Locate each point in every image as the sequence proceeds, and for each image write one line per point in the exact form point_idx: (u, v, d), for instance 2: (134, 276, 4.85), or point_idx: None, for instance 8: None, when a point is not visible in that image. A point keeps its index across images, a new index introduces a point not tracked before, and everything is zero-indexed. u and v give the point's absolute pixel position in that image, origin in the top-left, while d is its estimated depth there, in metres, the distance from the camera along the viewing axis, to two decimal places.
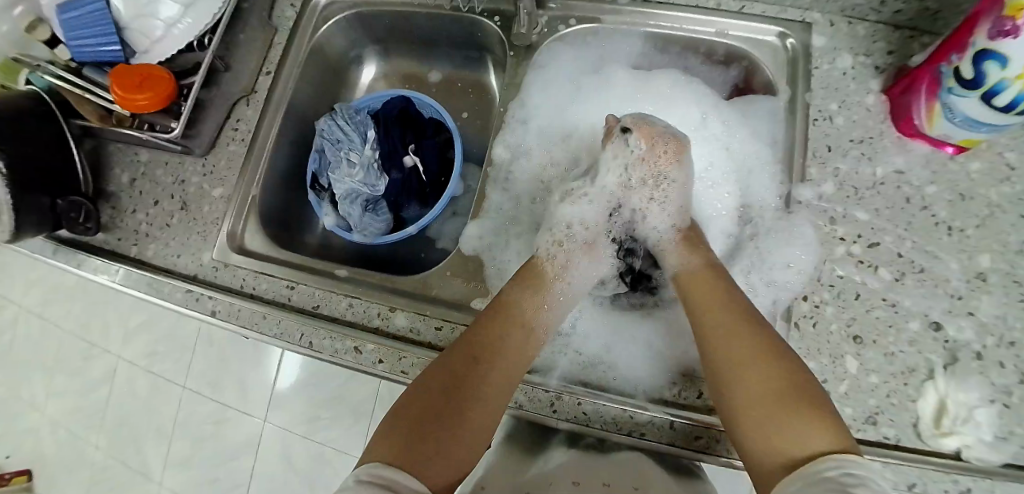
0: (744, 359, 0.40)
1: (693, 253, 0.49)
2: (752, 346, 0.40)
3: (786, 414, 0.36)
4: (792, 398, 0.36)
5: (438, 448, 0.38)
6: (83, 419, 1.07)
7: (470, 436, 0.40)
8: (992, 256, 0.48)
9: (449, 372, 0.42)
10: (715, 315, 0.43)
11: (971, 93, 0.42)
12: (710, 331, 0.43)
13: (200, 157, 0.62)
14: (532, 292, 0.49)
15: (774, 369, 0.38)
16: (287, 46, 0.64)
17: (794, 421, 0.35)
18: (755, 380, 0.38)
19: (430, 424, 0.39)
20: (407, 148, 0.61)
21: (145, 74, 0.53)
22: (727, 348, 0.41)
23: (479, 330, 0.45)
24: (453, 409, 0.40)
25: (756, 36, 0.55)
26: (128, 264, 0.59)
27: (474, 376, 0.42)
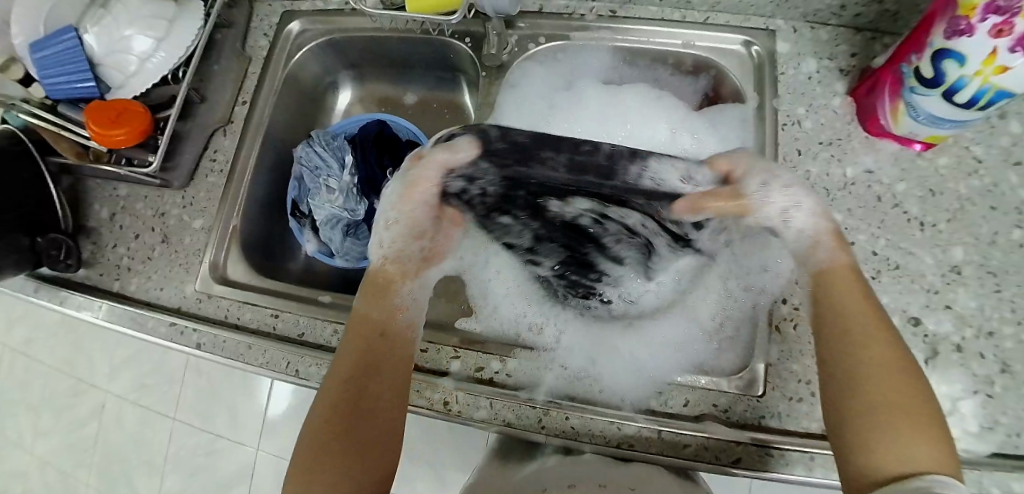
0: (882, 379, 0.37)
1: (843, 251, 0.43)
2: (893, 356, 0.38)
3: (905, 434, 0.34)
4: (923, 420, 0.35)
5: (349, 479, 0.40)
6: (73, 457, 1.05)
7: (372, 454, 0.42)
8: (965, 248, 0.49)
9: (335, 400, 0.43)
10: (861, 315, 0.39)
11: (932, 91, 0.43)
12: (845, 326, 0.40)
13: (180, 188, 0.62)
14: (378, 302, 0.48)
15: (919, 388, 0.37)
16: (262, 75, 0.64)
17: (913, 446, 0.34)
18: (881, 398, 0.36)
19: (331, 452, 0.40)
20: (385, 171, 0.62)
21: (121, 108, 0.53)
22: (881, 353, 0.38)
23: (349, 353, 0.45)
24: (350, 440, 0.41)
25: (722, 45, 0.57)
26: (110, 300, 0.59)
27: (364, 397, 0.43)
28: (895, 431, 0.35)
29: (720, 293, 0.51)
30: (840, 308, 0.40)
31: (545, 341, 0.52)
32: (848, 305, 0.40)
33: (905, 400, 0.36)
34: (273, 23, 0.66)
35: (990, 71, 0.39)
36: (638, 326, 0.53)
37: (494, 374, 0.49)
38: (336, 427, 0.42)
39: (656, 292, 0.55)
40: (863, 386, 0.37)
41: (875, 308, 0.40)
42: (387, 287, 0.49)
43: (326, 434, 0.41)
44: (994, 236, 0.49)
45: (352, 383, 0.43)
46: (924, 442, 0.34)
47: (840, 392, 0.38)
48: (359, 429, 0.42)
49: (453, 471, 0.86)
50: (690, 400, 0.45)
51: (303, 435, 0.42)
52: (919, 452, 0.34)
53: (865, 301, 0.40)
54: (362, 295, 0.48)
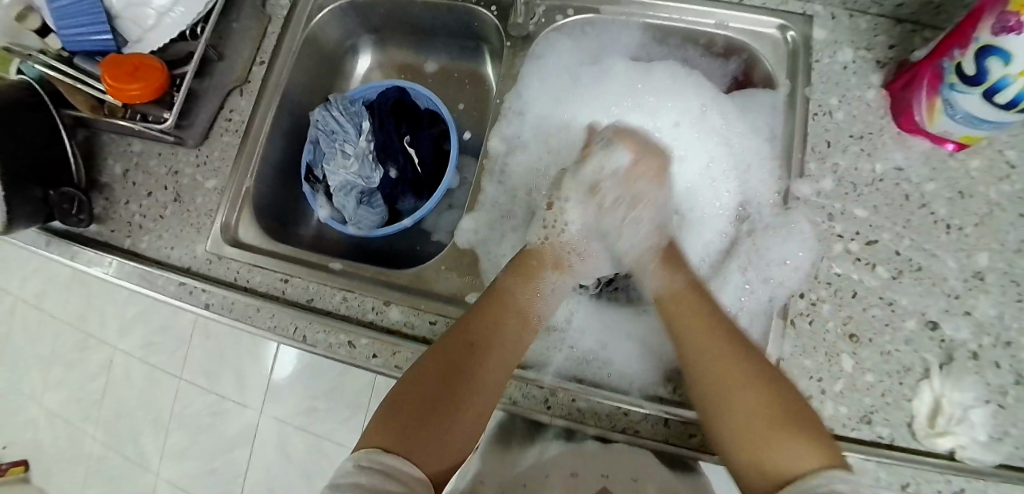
0: (743, 386, 0.39)
1: (676, 272, 0.48)
2: (753, 365, 0.40)
3: (783, 435, 0.36)
4: (786, 425, 0.36)
5: (433, 437, 0.39)
6: (80, 409, 1.07)
7: (459, 426, 0.41)
8: (990, 254, 0.48)
9: (444, 362, 0.43)
10: (713, 331, 0.43)
11: (973, 90, 0.41)
12: (693, 338, 0.44)
13: (194, 148, 0.61)
14: (523, 282, 0.50)
15: (764, 395, 0.38)
16: (281, 35, 0.63)
17: (794, 443, 0.35)
18: (755, 403, 0.39)
19: (427, 411, 0.40)
20: (402, 140, 0.61)
21: (136, 65, 0.53)
22: (728, 365, 0.41)
23: (475, 320, 0.46)
24: (445, 400, 0.42)
25: (755, 29, 0.55)
26: (121, 256, 0.59)
27: (472, 365, 0.43)
28: (765, 434, 0.37)
29: (738, 285, 0.52)
30: (695, 325, 0.44)
31: (558, 321, 0.52)
32: (691, 325, 0.44)
33: (774, 402, 0.38)
34: None
35: None
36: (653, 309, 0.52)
37: None
38: (441, 388, 0.42)
39: None
40: (718, 391, 0.40)
41: (722, 323, 0.44)
42: (537, 272, 0.51)
43: (423, 389, 0.42)
44: (1022, 243, 0.48)
45: (472, 349, 0.44)
46: (795, 439, 0.35)
47: (709, 406, 0.40)
48: (456, 394, 0.42)
49: None
50: None
51: (400, 385, 0.42)
52: (790, 452, 0.34)
53: (714, 316, 0.44)
54: (509, 270, 0.50)
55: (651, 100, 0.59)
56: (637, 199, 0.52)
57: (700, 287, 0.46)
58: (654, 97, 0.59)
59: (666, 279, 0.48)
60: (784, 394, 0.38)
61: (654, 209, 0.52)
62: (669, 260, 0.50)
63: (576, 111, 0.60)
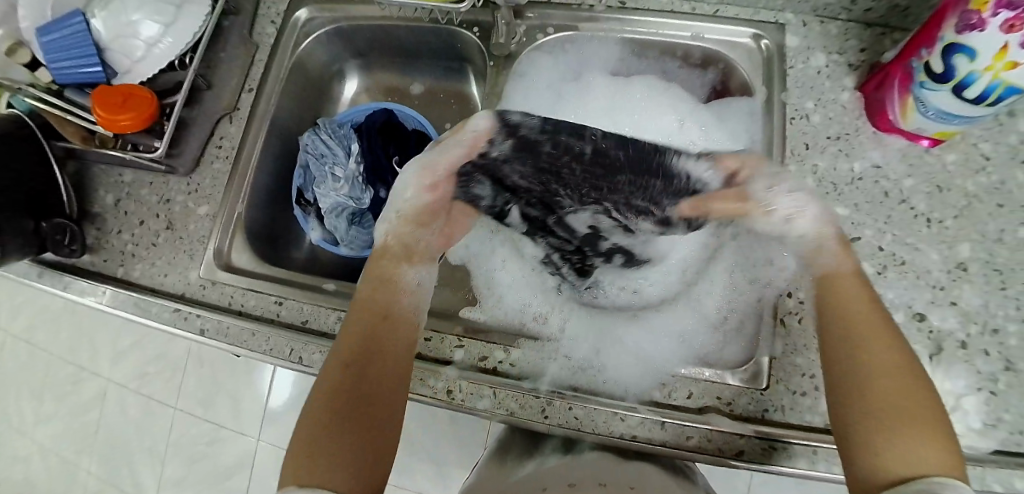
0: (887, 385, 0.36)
1: (847, 254, 0.43)
2: (895, 359, 0.37)
3: (912, 428, 0.34)
4: (911, 425, 0.34)
5: (345, 452, 0.37)
6: (75, 444, 1.06)
7: (374, 433, 0.39)
8: (972, 245, 0.49)
9: (343, 379, 0.41)
10: (867, 320, 0.39)
11: (942, 87, 0.43)
12: (851, 319, 0.39)
13: (185, 175, 0.62)
14: (383, 273, 0.48)
15: (904, 387, 0.35)
16: (269, 62, 0.64)
17: (899, 439, 0.33)
18: (896, 384, 0.36)
19: (337, 428, 0.38)
20: (391, 160, 0.62)
21: (127, 93, 0.54)
22: (877, 353, 0.37)
23: (354, 326, 0.44)
24: (347, 412, 0.39)
25: (731, 38, 0.56)
26: (114, 285, 0.59)
27: (366, 370, 0.42)
28: (897, 425, 0.34)
29: (723, 287, 0.52)
30: (844, 305, 0.40)
31: (551, 331, 0.52)
32: (845, 301, 0.40)
33: (923, 396, 0.35)
34: (279, 10, 0.65)
35: (1001, 67, 0.38)
36: (644, 317, 0.53)
37: (498, 363, 0.49)
38: (349, 406, 0.40)
39: (664, 284, 0.56)
40: (863, 374, 0.37)
41: (878, 305, 0.40)
42: (399, 271, 0.49)
43: (330, 413, 0.39)
44: (1001, 233, 0.49)
45: (358, 353, 0.43)
46: (922, 441, 0.33)
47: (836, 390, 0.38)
48: (363, 410, 0.40)
49: (455, 461, 0.86)
50: (693, 393, 0.46)
51: (305, 417, 0.39)
52: (917, 451, 0.33)
53: (872, 307, 0.39)
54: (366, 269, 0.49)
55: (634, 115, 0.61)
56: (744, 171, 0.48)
57: (863, 272, 0.42)
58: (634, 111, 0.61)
59: (835, 257, 0.43)
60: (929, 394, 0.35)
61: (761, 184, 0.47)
62: (844, 246, 0.43)
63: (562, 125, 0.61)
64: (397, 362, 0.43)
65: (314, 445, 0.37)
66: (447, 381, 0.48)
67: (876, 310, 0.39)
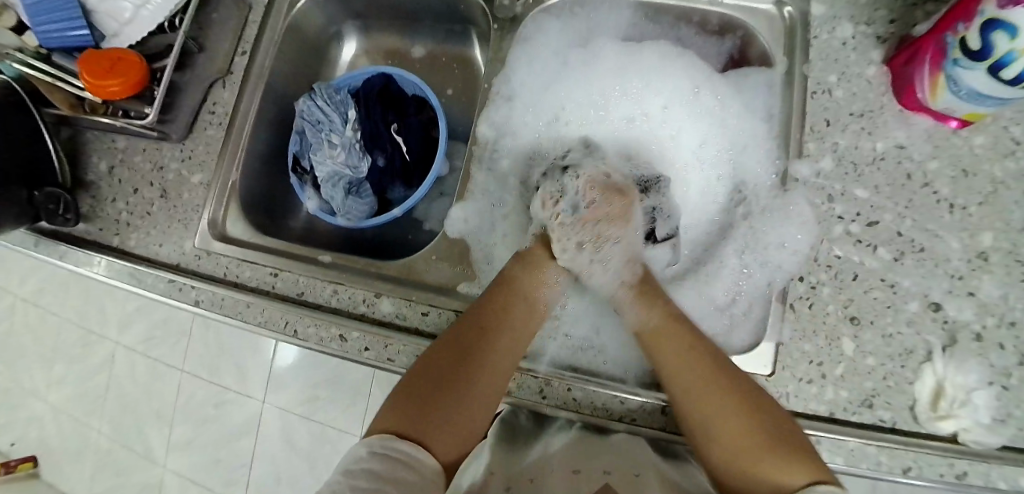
0: (732, 422, 0.38)
1: (650, 309, 0.46)
2: (717, 392, 0.40)
3: (757, 452, 0.36)
4: (755, 441, 0.37)
5: (444, 422, 0.39)
6: (84, 406, 1.08)
7: (471, 410, 0.41)
8: (995, 234, 0.47)
9: (447, 351, 0.42)
10: (675, 366, 0.42)
11: (978, 65, 0.40)
12: (672, 368, 0.42)
13: (178, 142, 0.60)
14: (535, 272, 0.49)
15: (724, 415, 0.39)
16: (263, 23, 0.61)
17: (771, 460, 0.36)
18: (728, 439, 0.38)
19: (434, 398, 0.40)
20: (389, 127, 0.60)
21: (116, 58, 0.51)
22: (686, 388, 0.41)
23: (482, 308, 0.45)
24: (455, 388, 0.41)
25: (751, 4, 0.53)
26: (110, 255, 0.58)
27: (482, 347, 0.43)
28: (733, 452, 0.38)
29: (736, 269, 0.51)
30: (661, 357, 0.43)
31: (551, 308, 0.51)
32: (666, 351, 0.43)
33: (746, 430, 0.38)
34: None
35: None
36: None
37: None
38: (447, 375, 0.41)
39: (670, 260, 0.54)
40: (691, 405, 0.40)
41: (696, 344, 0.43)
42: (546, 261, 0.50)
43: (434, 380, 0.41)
44: None
45: (489, 332, 0.44)
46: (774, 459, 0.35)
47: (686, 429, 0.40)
48: (463, 380, 0.41)
49: None
50: None
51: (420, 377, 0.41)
52: (783, 467, 0.35)
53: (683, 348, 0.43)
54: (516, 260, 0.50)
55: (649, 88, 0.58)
56: (602, 241, 0.50)
57: (674, 318, 0.44)
58: (641, 78, 0.58)
59: (639, 317, 0.46)
60: (763, 424, 0.37)
61: (620, 250, 0.50)
62: (645, 297, 0.47)
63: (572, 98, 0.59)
64: (514, 353, 0.44)
65: (413, 403, 0.39)
66: None
67: (711, 362, 0.41)
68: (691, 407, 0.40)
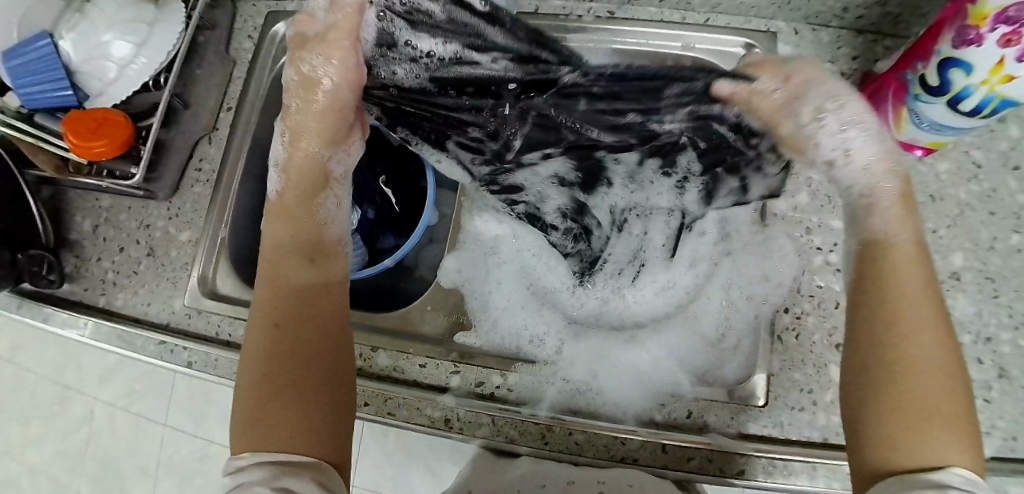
0: (923, 374, 0.32)
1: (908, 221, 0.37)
2: (936, 353, 0.33)
3: (923, 414, 0.31)
4: (942, 409, 0.31)
5: (303, 408, 0.35)
6: (66, 463, 1.05)
7: (327, 383, 0.37)
8: (964, 254, 0.50)
9: (268, 343, 0.37)
10: (916, 293, 0.34)
11: (937, 99, 0.42)
12: (903, 294, 0.34)
13: (165, 199, 0.60)
14: (283, 228, 0.43)
15: (934, 372, 0.32)
16: (246, 79, 0.63)
17: (933, 434, 0.30)
18: (908, 383, 0.32)
19: (282, 391, 0.35)
20: (378, 179, 0.63)
21: (99, 119, 0.51)
22: (915, 343, 0.33)
23: (271, 297, 0.39)
24: (293, 370, 0.36)
25: (722, 48, 0.55)
26: (98, 316, 0.57)
27: (304, 324, 0.38)
28: (915, 411, 0.31)
29: (720, 304, 0.51)
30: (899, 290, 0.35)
31: (547, 355, 0.50)
32: (904, 282, 0.35)
33: (951, 399, 0.32)
34: (256, 24, 0.64)
35: (996, 81, 0.38)
36: (640, 337, 0.52)
37: (496, 388, 0.48)
38: (275, 373, 0.36)
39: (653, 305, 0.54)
40: (904, 344, 0.33)
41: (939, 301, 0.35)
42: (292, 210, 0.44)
43: (265, 388, 0.35)
44: (993, 241, 0.50)
45: (299, 306, 0.39)
46: (948, 433, 0.30)
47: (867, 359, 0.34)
48: (297, 360, 0.36)
49: None
50: (692, 412, 0.46)
51: (236, 403, 0.36)
52: (946, 450, 0.30)
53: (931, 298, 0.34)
54: (273, 226, 0.43)
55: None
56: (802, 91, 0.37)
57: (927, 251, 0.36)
58: None
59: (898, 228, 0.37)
60: (957, 390, 0.32)
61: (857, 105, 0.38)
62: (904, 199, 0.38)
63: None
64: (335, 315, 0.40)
65: (263, 402, 0.35)
66: (444, 409, 0.47)
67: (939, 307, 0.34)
68: (908, 347, 0.33)
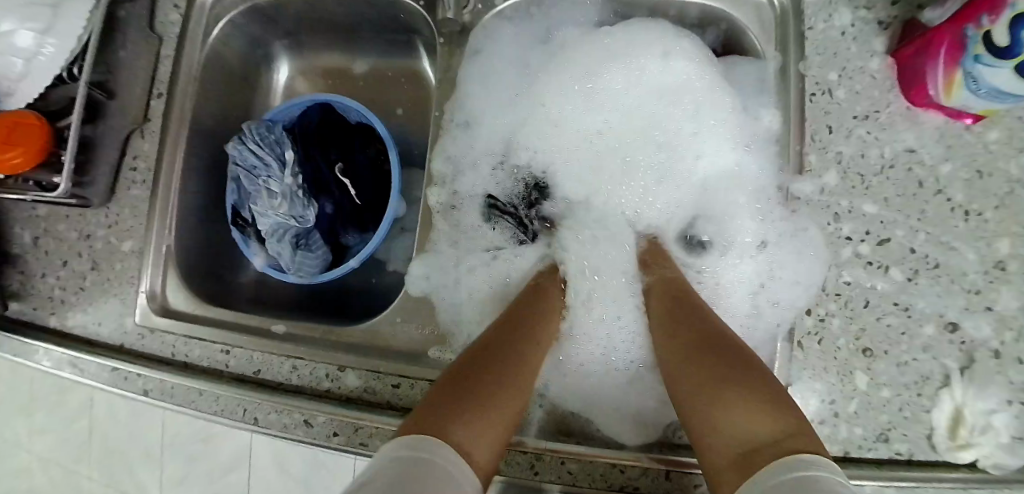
0: (694, 373, 0.37)
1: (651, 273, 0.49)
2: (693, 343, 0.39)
3: (708, 403, 0.34)
4: (716, 386, 0.34)
5: (483, 418, 0.33)
6: (71, 450, 1.04)
7: (509, 413, 0.36)
8: (1013, 240, 0.43)
9: (478, 358, 0.38)
10: (662, 322, 0.43)
11: (1003, 64, 0.34)
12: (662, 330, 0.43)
13: (103, 205, 0.54)
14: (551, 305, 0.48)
15: (698, 367, 0.37)
16: (177, 58, 0.54)
17: (729, 410, 0.32)
18: (695, 382, 0.36)
19: (480, 392, 0.35)
20: (333, 168, 0.56)
21: (12, 124, 0.45)
22: (679, 353, 0.39)
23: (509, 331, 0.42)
24: (494, 383, 0.36)
25: None
26: (45, 341, 0.52)
27: (508, 357, 0.39)
28: (706, 406, 0.34)
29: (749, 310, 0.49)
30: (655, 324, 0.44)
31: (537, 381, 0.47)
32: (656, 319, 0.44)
33: (734, 378, 0.34)
34: None
35: None
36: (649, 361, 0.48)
37: None
38: (471, 378, 0.36)
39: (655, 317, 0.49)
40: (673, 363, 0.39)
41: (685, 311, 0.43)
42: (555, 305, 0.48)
43: (458, 387, 0.35)
44: None
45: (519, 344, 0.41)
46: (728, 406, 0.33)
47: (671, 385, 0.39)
48: (497, 379, 0.37)
49: None
50: None
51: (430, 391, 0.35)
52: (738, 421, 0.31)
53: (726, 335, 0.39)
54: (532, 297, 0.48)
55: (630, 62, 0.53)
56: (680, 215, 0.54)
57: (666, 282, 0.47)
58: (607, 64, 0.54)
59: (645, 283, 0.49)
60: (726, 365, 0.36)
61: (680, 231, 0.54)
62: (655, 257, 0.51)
63: (533, 90, 0.55)
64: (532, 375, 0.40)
65: (455, 396, 0.34)
66: None
67: (686, 316, 0.42)
68: (676, 363, 0.39)
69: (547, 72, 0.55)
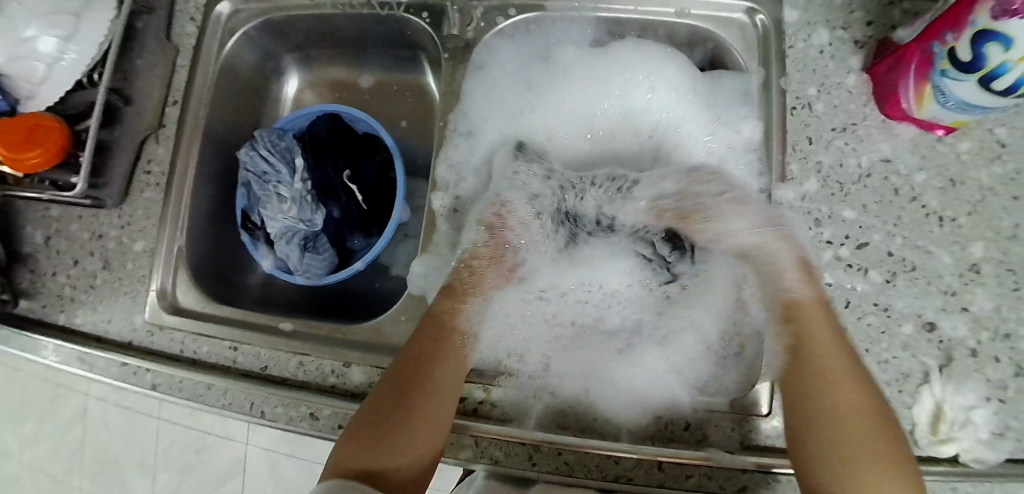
0: (846, 402, 0.37)
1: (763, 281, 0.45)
2: (847, 367, 0.38)
3: (857, 445, 0.36)
4: (872, 424, 0.37)
5: (392, 443, 0.40)
6: (64, 460, 1.03)
7: (426, 427, 0.41)
8: (985, 244, 0.45)
9: (397, 377, 0.43)
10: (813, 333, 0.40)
11: (969, 77, 0.37)
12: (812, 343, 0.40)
13: (116, 207, 0.56)
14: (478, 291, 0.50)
15: (862, 400, 0.37)
16: (193, 67, 0.57)
17: (863, 471, 0.35)
18: (844, 414, 0.37)
19: (388, 420, 0.41)
20: (341, 175, 0.59)
21: (32, 125, 0.46)
22: (835, 372, 0.39)
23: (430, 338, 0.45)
24: (403, 406, 0.41)
25: (721, 14, 0.53)
26: (55, 336, 0.53)
27: (426, 371, 0.43)
28: (857, 449, 0.36)
29: None
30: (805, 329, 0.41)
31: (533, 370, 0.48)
32: (814, 327, 0.40)
33: (884, 419, 0.37)
34: (199, 4, 0.58)
35: None
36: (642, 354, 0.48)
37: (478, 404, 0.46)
38: (382, 403, 0.41)
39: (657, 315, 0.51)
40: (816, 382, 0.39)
41: (824, 329, 0.40)
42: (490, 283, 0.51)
43: (376, 417, 0.41)
44: (1017, 228, 0.45)
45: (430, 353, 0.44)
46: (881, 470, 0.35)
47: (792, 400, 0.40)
48: (406, 399, 0.41)
49: None
50: (691, 423, 0.43)
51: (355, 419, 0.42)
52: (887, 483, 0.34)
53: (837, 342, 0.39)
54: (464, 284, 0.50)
55: (626, 80, 0.55)
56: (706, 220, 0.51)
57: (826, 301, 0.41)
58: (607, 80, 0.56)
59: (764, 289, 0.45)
60: (875, 410, 0.37)
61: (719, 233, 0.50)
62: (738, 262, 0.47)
63: (533, 106, 0.58)
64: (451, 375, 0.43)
65: (365, 429, 0.40)
66: None
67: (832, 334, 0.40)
68: (824, 376, 0.39)
69: (547, 88, 0.57)
